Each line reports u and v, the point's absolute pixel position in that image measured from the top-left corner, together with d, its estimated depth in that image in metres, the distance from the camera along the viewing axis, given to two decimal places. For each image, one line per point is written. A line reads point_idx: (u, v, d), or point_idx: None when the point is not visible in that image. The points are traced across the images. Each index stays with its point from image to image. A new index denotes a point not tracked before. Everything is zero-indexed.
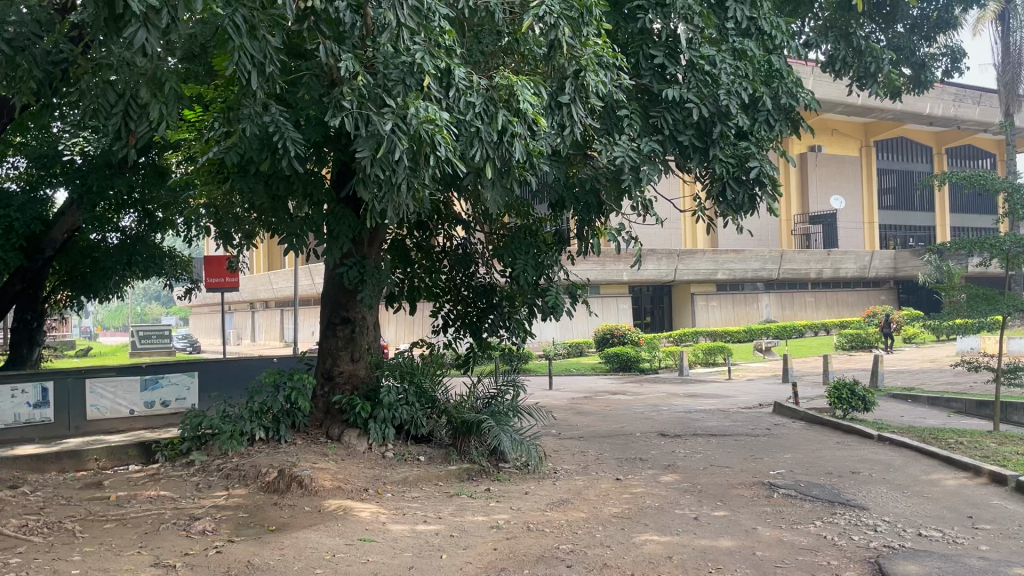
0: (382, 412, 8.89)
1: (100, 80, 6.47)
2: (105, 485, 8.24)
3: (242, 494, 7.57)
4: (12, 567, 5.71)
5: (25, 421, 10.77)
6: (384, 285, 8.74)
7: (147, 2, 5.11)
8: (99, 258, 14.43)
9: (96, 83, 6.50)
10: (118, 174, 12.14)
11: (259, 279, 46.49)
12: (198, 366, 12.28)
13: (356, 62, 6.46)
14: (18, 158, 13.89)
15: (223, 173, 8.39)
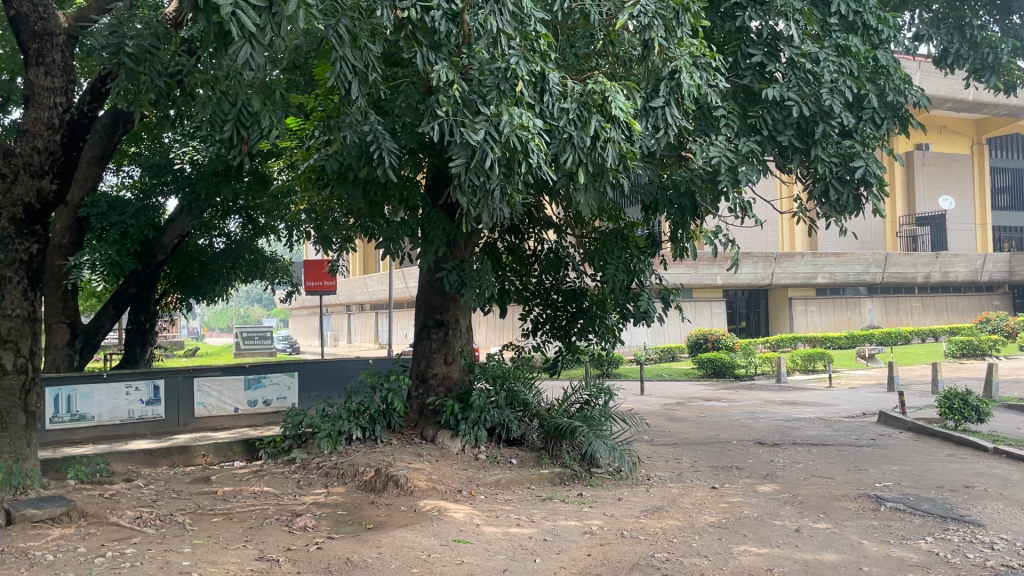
0: (474, 415, 8.97)
1: (213, 93, 6.76)
2: (212, 481, 8.59)
3: (341, 493, 7.76)
4: (129, 557, 6.01)
5: (138, 418, 11.35)
6: (482, 289, 8.78)
7: (255, 18, 5.27)
8: (207, 262, 15.01)
9: (210, 96, 6.80)
10: (225, 183, 12.70)
11: (354, 284, 47.72)
12: (298, 366, 12.67)
13: (452, 70, 6.53)
14: (132, 168, 14.80)
15: (322, 179, 8.63)
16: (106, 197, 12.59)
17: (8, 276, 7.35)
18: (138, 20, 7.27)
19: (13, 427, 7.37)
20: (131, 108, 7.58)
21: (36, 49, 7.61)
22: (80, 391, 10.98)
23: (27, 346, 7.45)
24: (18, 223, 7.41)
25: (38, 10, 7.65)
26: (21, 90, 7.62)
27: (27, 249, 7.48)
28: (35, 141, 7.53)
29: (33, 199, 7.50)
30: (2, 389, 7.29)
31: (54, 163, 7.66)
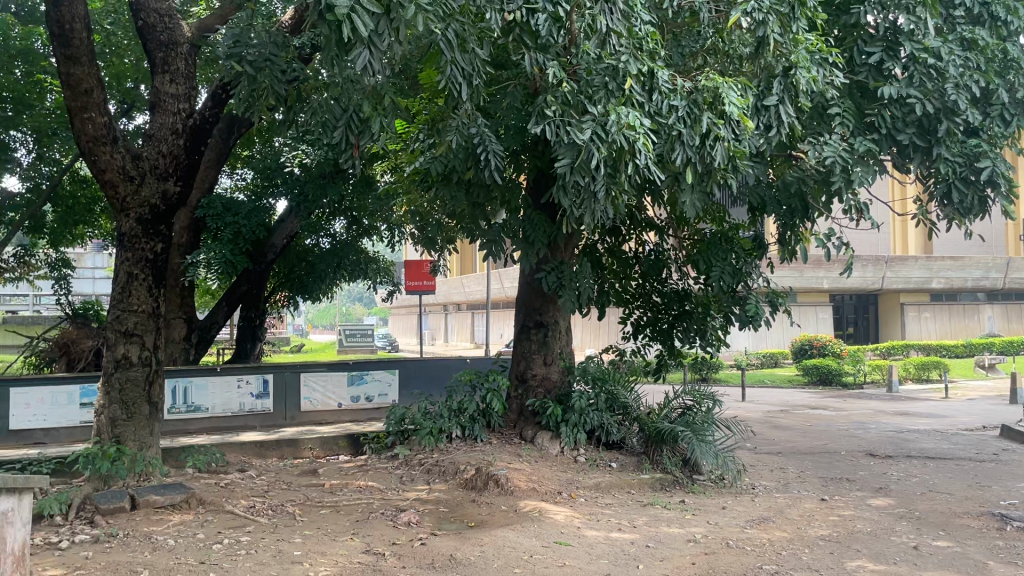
0: (574, 417, 8.94)
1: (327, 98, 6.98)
2: (319, 473, 8.86)
3: (443, 490, 7.88)
4: (244, 544, 6.25)
5: (248, 410, 11.84)
6: (583, 291, 8.74)
7: (372, 24, 5.38)
8: (313, 261, 15.64)
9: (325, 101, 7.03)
10: (332, 185, 13.25)
11: (452, 284, 48.54)
12: (399, 363, 13.00)
13: (559, 70, 6.60)
14: (245, 170, 15.49)
15: (427, 183, 8.78)
16: (221, 199, 13.11)
17: (135, 273, 7.76)
18: (258, 30, 7.62)
19: (138, 416, 7.79)
20: (251, 113, 7.88)
21: (161, 58, 8.02)
22: (196, 383, 11.53)
23: (151, 339, 7.86)
24: (145, 223, 7.78)
25: (165, 20, 8.09)
26: (148, 97, 8.03)
27: (152, 248, 7.85)
28: (160, 146, 7.91)
29: (159, 201, 7.88)
30: (128, 379, 7.72)
31: (177, 166, 8.05)
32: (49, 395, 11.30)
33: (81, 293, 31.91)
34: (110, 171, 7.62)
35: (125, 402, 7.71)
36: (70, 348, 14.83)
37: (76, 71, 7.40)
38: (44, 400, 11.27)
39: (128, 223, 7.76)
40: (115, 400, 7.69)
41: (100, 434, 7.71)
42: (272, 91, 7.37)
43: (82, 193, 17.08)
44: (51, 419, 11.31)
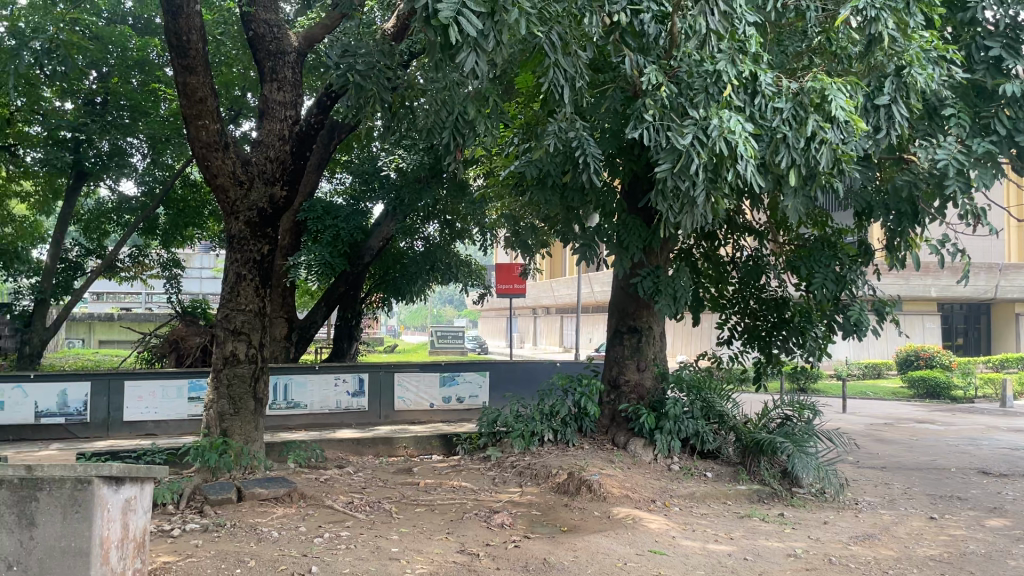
0: (668, 424, 8.82)
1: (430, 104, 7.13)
2: (413, 472, 9.01)
3: (535, 493, 7.89)
4: (344, 539, 6.42)
5: (344, 408, 12.24)
6: (679, 297, 8.57)
7: (478, 28, 5.45)
8: (407, 263, 15.99)
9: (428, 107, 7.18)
10: (428, 188, 13.46)
11: (542, 287, 48.70)
12: (489, 366, 13.15)
13: (659, 73, 6.58)
14: (344, 175, 15.83)
15: (521, 186, 8.86)
16: (322, 203, 13.93)
17: (243, 274, 8.07)
18: (363, 42, 7.92)
19: (244, 411, 8.11)
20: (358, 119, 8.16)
21: (271, 67, 8.33)
22: (296, 381, 11.97)
23: (257, 337, 8.16)
24: (253, 226, 8.09)
25: (273, 30, 8.39)
26: (258, 105, 8.36)
27: (260, 250, 8.15)
28: (268, 151, 8.22)
29: (266, 205, 8.16)
30: (235, 376, 8.04)
31: (283, 171, 8.32)
32: (159, 389, 11.88)
33: (191, 291, 33.36)
34: (221, 176, 7.96)
35: (233, 397, 8.04)
36: (179, 345, 15.59)
37: (193, 80, 7.74)
38: (155, 394, 11.86)
39: (237, 226, 8.08)
40: (224, 395, 8.03)
41: (209, 428, 8.06)
42: (379, 98, 7.75)
43: (193, 196, 17.90)
44: (162, 412, 11.89)
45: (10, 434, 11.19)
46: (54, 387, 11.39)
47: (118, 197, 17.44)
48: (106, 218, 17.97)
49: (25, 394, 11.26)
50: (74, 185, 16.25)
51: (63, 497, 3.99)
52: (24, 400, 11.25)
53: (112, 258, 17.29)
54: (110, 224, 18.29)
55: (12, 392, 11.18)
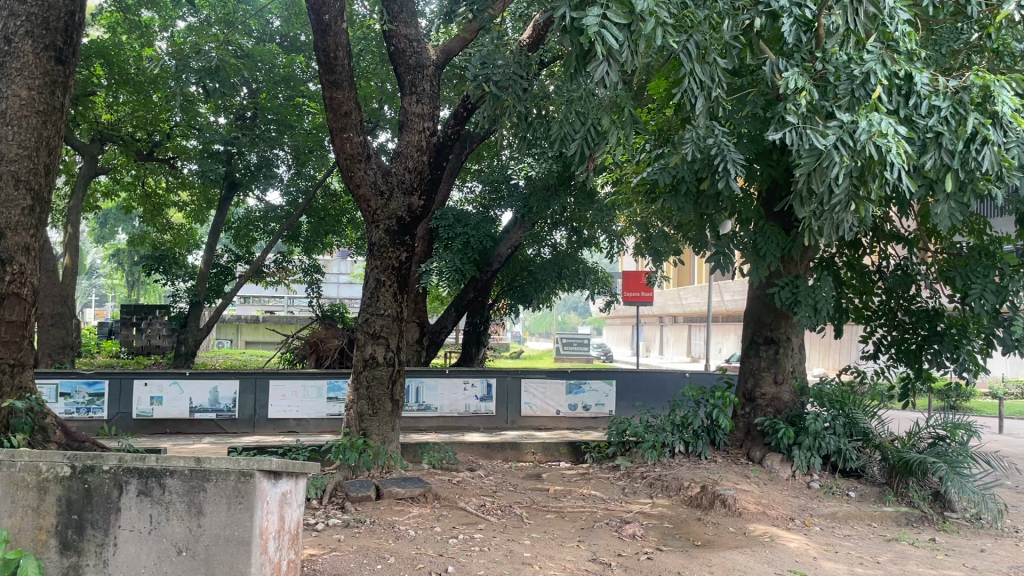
0: (808, 440, 8.50)
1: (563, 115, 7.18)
2: (543, 478, 9.08)
3: (666, 505, 7.78)
4: (477, 541, 6.55)
5: (473, 412, 12.57)
6: (820, 308, 8.28)
7: (613, 37, 5.38)
8: (534, 271, 16.24)
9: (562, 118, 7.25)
10: (556, 197, 13.49)
11: (669, 296, 48.06)
12: (616, 374, 13.05)
13: (802, 76, 6.40)
14: (474, 183, 16.34)
15: (654, 193, 8.82)
16: (453, 212, 14.50)
17: (383, 279, 8.37)
18: (499, 54, 8.07)
19: (382, 412, 8.40)
20: (499, 128, 8.43)
21: (410, 80, 8.62)
22: (427, 384, 12.43)
23: (395, 341, 8.44)
24: (392, 233, 8.37)
25: (413, 45, 8.66)
26: (398, 117, 8.66)
27: (398, 257, 8.42)
28: (407, 162, 8.48)
29: (404, 213, 8.43)
30: (374, 377, 8.35)
31: (422, 181, 8.57)
32: (301, 389, 12.49)
33: (332, 297, 34.94)
34: (363, 187, 8.35)
35: (372, 398, 8.35)
36: (319, 347, 16.37)
37: (339, 94, 8.14)
38: (297, 393, 12.48)
39: (378, 234, 8.40)
40: (363, 396, 8.35)
41: (350, 427, 8.40)
42: (515, 108, 8.00)
43: (333, 205, 18.85)
44: (303, 411, 12.49)
45: (168, 427, 12.03)
46: (207, 384, 12.16)
47: (265, 206, 18.59)
48: (254, 226, 19.14)
49: (181, 390, 12.08)
50: (226, 195, 17.31)
51: (229, 488, 4.24)
52: (180, 396, 12.06)
53: (259, 263, 18.32)
54: (258, 232, 19.46)
55: (170, 387, 12.02)
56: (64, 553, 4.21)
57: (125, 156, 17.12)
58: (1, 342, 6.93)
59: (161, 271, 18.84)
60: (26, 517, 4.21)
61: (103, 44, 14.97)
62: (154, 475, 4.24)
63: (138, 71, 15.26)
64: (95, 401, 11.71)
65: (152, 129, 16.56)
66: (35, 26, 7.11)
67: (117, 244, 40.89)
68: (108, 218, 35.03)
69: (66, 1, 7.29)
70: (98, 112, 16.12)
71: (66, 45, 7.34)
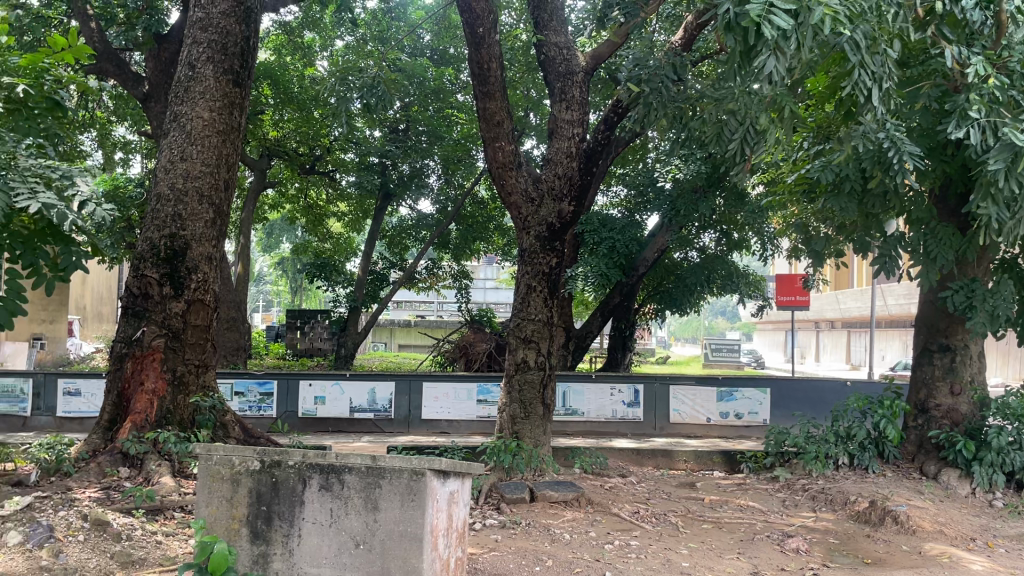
0: (989, 456, 7.89)
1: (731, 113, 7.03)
2: (697, 487, 8.90)
3: (831, 520, 7.45)
4: (634, 548, 6.50)
5: (620, 417, 12.64)
6: (1001, 312, 7.71)
7: (779, 29, 5.20)
8: (683, 275, 16.01)
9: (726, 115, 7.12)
10: (705, 199, 13.29)
11: (827, 300, 46.03)
12: (771, 383, 12.56)
13: (989, 64, 6.12)
14: (619, 188, 16.38)
15: (815, 193, 8.48)
16: (599, 216, 14.64)
17: (534, 285, 8.47)
18: (651, 56, 8.09)
19: (534, 416, 8.50)
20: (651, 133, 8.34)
21: (560, 88, 8.69)
22: (574, 389, 12.64)
23: (546, 346, 8.51)
24: (542, 240, 8.47)
25: (564, 52, 8.73)
26: (548, 124, 8.74)
27: (548, 263, 8.50)
28: (557, 169, 8.57)
29: (555, 219, 8.50)
30: (526, 381, 8.48)
31: (571, 187, 8.62)
32: (452, 391, 12.85)
33: (483, 301, 35.84)
34: (515, 194, 8.53)
35: (524, 402, 8.48)
36: (468, 350, 16.82)
37: (492, 105, 8.35)
38: (449, 395, 12.84)
39: (529, 240, 8.54)
40: (516, 399, 8.49)
41: (502, 430, 8.57)
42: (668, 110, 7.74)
43: (480, 213, 19.34)
44: (454, 412, 12.84)
45: (330, 426, 12.69)
46: (365, 386, 12.76)
47: (417, 215, 19.34)
48: (407, 234, 19.94)
49: (342, 391, 12.72)
50: (381, 206, 18.32)
51: (401, 486, 4.41)
52: (341, 396, 12.71)
53: (411, 270, 19.07)
54: (410, 240, 20.26)
55: (332, 388, 12.69)
56: (254, 542, 4.53)
57: (289, 170, 18.23)
58: (189, 344, 7.54)
59: (323, 278, 19.92)
60: (221, 507, 4.57)
61: (270, 65, 16.03)
62: (334, 471, 4.49)
63: (302, 89, 16.26)
64: (266, 400, 12.51)
65: (314, 144, 17.56)
66: (215, 52, 7.70)
67: (281, 253, 43.68)
68: (274, 228, 37.55)
69: (241, 28, 7.89)
70: (266, 130, 17.25)
71: (243, 69, 7.92)
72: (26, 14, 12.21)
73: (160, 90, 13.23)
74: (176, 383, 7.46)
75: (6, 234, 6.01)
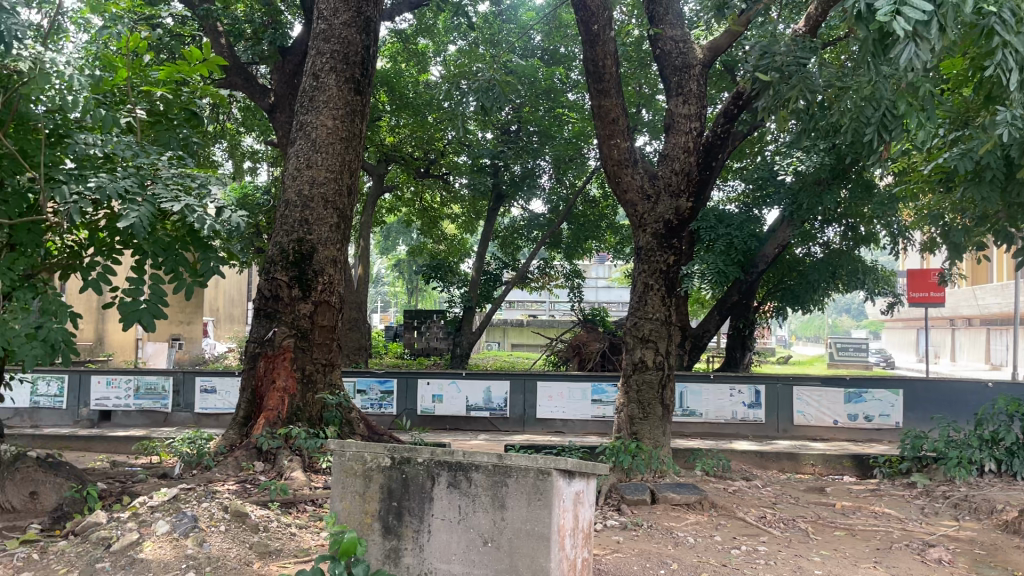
0: None
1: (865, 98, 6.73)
2: (827, 492, 8.54)
3: (976, 529, 6.99)
4: (762, 554, 6.28)
5: (741, 419, 12.33)
6: None
7: (917, 14, 4.92)
8: (806, 271, 15.48)
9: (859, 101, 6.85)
10: (829, 191, 12.81)
11: (964, 296, 43.40)
12: (904, 384, 11.95)
13: None
14: (737, 182, 16.01)
15: (954, 182, 8.00)
16: (715, 212, 14.36)
17: (651, 284, 8.35)
18: (776, 45, 7.84)
19: (653, 416, 8.36)
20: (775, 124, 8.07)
21: (676, 82, 8.53)
22: (691, 390, 12.43)
23: (664, 345, 8.35)
24: (660, 237, 8.33)
25: (680, 46, 8.56)
26: (664, 120, 8.60)
27: (666, 260, 8.35)
28: (674, 164, 8.42)
29: (672, 216, 8.35)
30: (645, 381, 8.36)
31: (689, 182, 8.45)
32: (567, 390, 12.84)
33: (598, 300, 35.74)
34: (631, 191, 8.45)
35: (642, 402, 8.35)
36: (582, 349, 16.80)
37: (607, 102, 8.31)
38: (564, 394, 12.84)
39: (646, 238, 8.43)
40: (634, 399, 8.38)
41: (621, 430, 8.48)
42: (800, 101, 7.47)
43: (592, 211, 19.27)
44: (569, 412, 12.83)
45: (448, 424, 12.93)
46: (481, 385, 12.93)
47: (529, 215, 19.47)
48: (519, 235, 20.15)
49: (459, 390, 12.93)
50: (494, 207, 18.57)
51: (529, 485, 4.39)
52: (458, 395, 12.92)
53: (525, 270, 19.20)
54: (522, 240, 20.44)
55: (449, 387, 12.91)
56: (386, 536, 4.64)
57: (405, 174, 18.73)
58: (316, 344, 7.82)
59: (439, 279, 20.36)
60: (354, 502, 4.71)
61: (386, 72, 16.55)
62: (461, 469, 4.54)
63: (416, 94, 16.70)
64: (386, 397, 12.85)
65: (429, 148, 17.95)
66: (337, 62, 7.97)
67: (398, 255, 44.95)
68: (391, 231, 38.64)
69: (362, 37, 8.13)
70: (383, 136, 17.77)
71: (363, 77, 8.15)
72: (165, 33, 13.04)
73: (285, 100, 13.90)
74: (305, 380, 7.76)
75: (151, 240, 6.40)
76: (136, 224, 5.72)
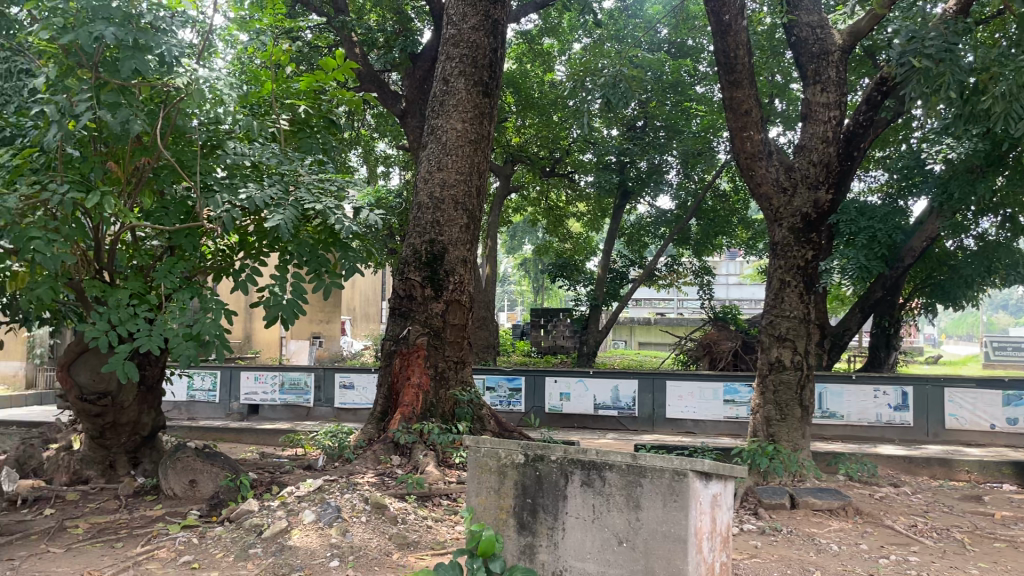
0: None
1: None
2: (985, 501, 7.97)
3: None
4: (913, 565, 5.92)
5: (886, 422, 11.70)
6: None
7: None
8: (958, 264, 14.55)
9: None
10: (983, 179, 11.95)
11: None
12: None
13: None
14: (880, 173, 15.28)
15: None
16: (856, 204, 13.68)
17: (788, 280, 8.05)
18: (922, 27, 7.37)
19: (791, 417, 8.05)
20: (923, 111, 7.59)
21: (813, 69, 8.18)
22: (832, 390, 11.96)
23: (802, 344, 8.03)
24: (797, 231, 8.02)
25: (817, 32, 8.20)
26: (801, 109, 8.28)
27: (804, 255, 8.02)
28: (811, 155, 8.10)
29: (810, 209, 8.01)
30: (782, 381, 8.06)
31: (829, 173, 8.08)
32: (697, 390, 12.59)
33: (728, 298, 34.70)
34: (765, 185, 8.18)
35: (780, 403, 8.06)
36: (712, 348, 16.39)
37: (739, 93, 8.07)
38: (694, 394, 12.60)
39: (782, 233, 8.13)
40: (771, 400, 8.10)
41: (757, 432, 8.22)
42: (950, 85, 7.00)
43: (722, 206, 18.76)
44: (700, 412, 12.56)
45: (576, 422, 12.93)
46: (609, 383, 12.87)
47: (656, 212, 19.20)
48: (645, 232, 19.92)
49: (586, 388, 12.91)
50: (620, 204, 18.43)
51: (664, 486, 4.29)
52: (586, 393, 12.90)
53: (651, 267, 18.92)
54: (649, 237, 20.19)
55: (577, 384, 12.91)
56: (522, 533, 4.70)
57: (531, 174, 18.86)
58: (449, 342, 8.00)
59: (565, 277, 20.39)
60: (489, 498, 4.81)
61: (511, 74, 16.75)
62: (595, 467, 4.51)
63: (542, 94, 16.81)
64: (515, 395, 13.00)
65: (554, 147, 17.96)
66: (466, 65, 8.13)
67: (523, 254, 45.36)
68: (517, 230, 38.98)
69: (490, 39, 8.25)
70: (509, 136, 17.96)
71: (491, 79, 8.26)
72: (303, 46, 13.68)
73: (416, 104, 14.31)
74: (438, 377, 7.95)
75: (296, 243, 6.75)
76: (283, 224, 6.03)
